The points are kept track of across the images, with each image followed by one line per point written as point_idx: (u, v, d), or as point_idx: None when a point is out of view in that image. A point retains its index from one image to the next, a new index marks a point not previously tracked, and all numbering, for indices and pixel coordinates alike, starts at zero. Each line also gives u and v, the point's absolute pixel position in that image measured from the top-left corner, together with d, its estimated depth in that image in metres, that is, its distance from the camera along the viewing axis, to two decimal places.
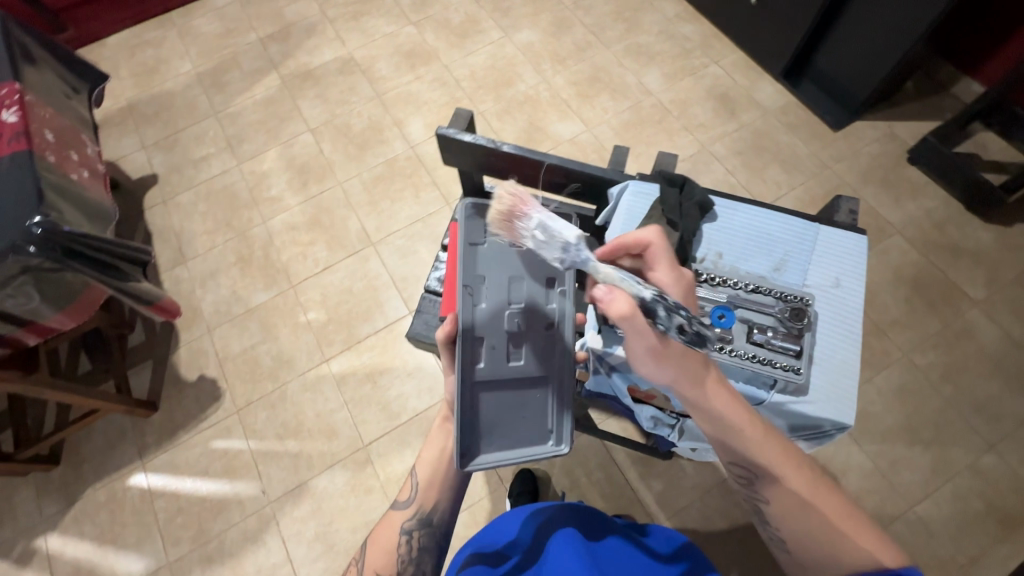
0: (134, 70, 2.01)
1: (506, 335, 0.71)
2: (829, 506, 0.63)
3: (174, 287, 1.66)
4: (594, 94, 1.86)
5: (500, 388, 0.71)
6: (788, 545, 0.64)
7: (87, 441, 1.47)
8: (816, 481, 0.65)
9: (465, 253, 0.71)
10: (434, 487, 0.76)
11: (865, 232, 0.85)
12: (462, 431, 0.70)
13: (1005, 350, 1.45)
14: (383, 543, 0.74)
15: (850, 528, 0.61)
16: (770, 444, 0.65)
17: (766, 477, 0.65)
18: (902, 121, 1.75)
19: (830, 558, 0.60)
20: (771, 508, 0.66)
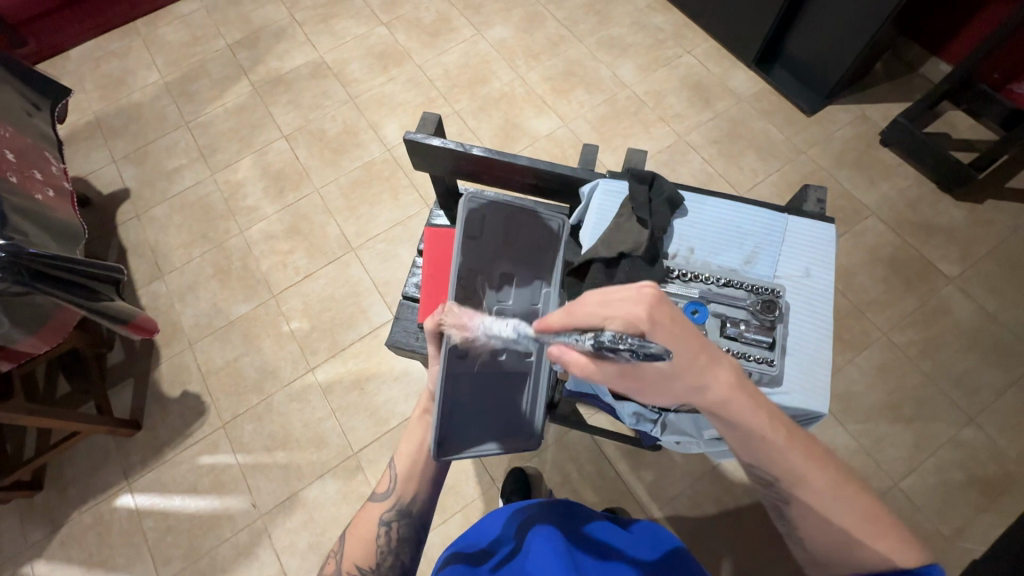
0: (99, 82, 1.96)
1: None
2: (849, 510, 0.58)
3: (152, 303, 1.63)
4: (569, 88, 1.86)
5: (483, 382, 0.73)
6: (806, 543, 0.61)
7: (70, 464, 1.45)
8: (840, 485, 0.60)
9: (463, 245, 0.69)
10: (413, 479, 0.75)
11: (833, 221, 0.86)
12: (445, 423, 0.69)
13: (981, 324, 1.48)
14: (361, 536, 0.72)
15: (870, 532, 0.57)
16: (794, 449, 0.61)
17: (790, 481, 0.61)
18: (873, 103, 1.77)
19: (847, 556, 0.57)
20: (791, 508, 0.62)
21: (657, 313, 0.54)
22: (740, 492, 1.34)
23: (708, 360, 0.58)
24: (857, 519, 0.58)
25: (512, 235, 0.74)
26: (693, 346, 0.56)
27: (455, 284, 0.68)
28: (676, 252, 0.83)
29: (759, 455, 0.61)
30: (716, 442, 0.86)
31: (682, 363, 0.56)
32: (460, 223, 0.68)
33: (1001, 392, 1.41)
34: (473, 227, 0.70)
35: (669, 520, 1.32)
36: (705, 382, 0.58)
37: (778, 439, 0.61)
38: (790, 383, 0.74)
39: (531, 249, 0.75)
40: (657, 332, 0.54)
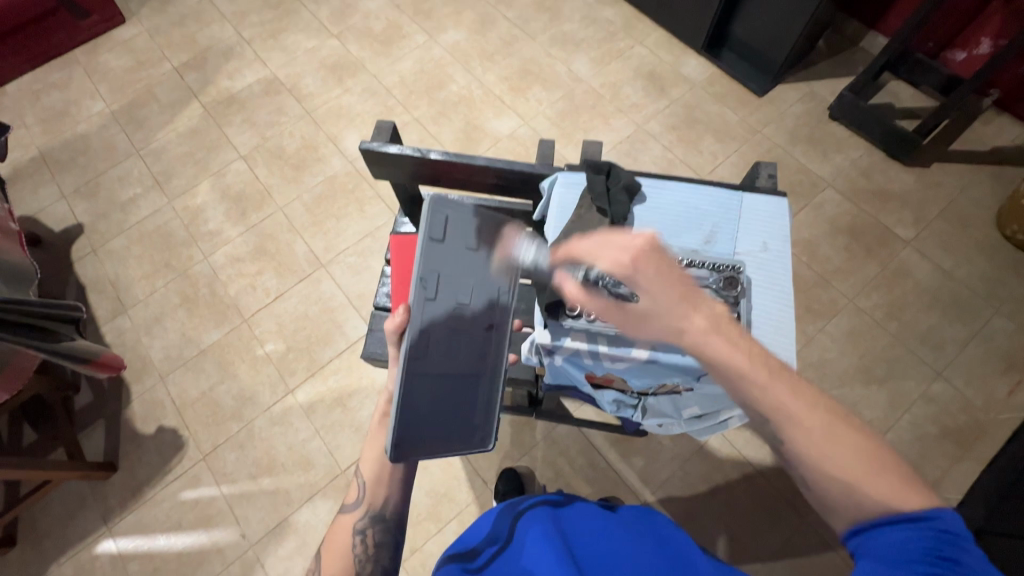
0: (41, 116, 1.89)
1: (452, 332, 0.72)
2: (850, 444, 0.52)
3: (117, 339, 1.58)
4: (527, 87, 1.87)
5: (442, 382, 0.72)
6: (810, 483, 0.54)
7: (43, 515, 1.38)
8: (835, 420, 0.54)
9: (425, 247, 0.68)
10: (381, 483, 0.75)
11: (785, 193, 0.89)
12: (399, 426, 0.68)
13: (939, 282, 1.55)
14: (335, 550, 0.70)
15: (866, 470, 0.51)
16: (777, 384, 0.55)
17: (776, 419, 0.55)
18: (820, 80, 1.83)
19: (850, 498, 0.51)
20: (786, 452, 0.55)
21: (643, 259, 0.60)
22: (728, 468, 1.36)
23: (684, 304, 0.59)
24: (862, 459, 0.51)
25: (482, 241, 0.73)
26: (678, 289, 0.60)
27: (416, 284, 0.67)
28: None
29: (745, 391, 0.57)
30: (695, 420, 0.87)
31: (660, 302, 0.60)
32: (423, 225, 0.67)
33: (964, 345, 1.47)
34: (436, 230, 0.69)
35: (663, 503, 1.33)
36: (681, 324, 0.59)
37: (759, 375, 0.56)
38: None
39: (501, 257, 0.76)
40: (640, 272, 0.60)
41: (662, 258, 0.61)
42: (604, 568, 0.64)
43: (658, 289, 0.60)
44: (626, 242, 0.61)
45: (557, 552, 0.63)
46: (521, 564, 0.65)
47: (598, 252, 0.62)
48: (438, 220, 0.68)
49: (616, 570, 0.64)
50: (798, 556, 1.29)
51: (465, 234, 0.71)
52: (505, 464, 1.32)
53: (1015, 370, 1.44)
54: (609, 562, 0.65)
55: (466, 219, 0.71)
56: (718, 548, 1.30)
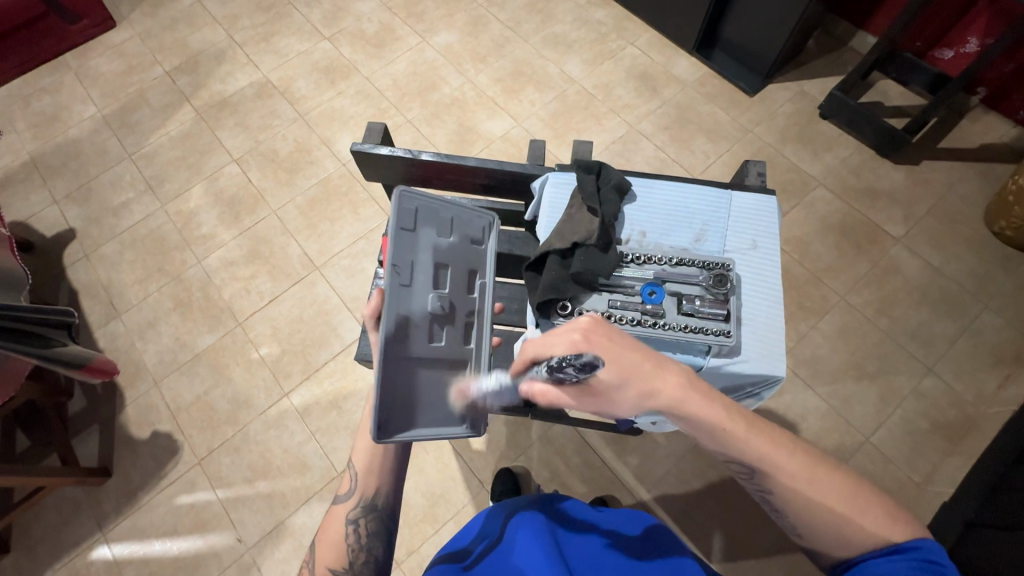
0: (31, 121, 1.88)
1: (429, 318, 0.73)
2: (832, 486, 0.58)
3: (110, 344, 1.57)
4: (520, 88, 1.87)
5: (424, 364, 0.72)
6: (800, 529, 0.60)
7: (37, 522, 1.38)
8: (811, 462, 0.60)
9: (395, 236, 0.69)
10: (373, 473, 0.75)
11: (773, 192, 0.90)
12: (381, 405, 0.67)
13: (929, 278, 1.56)
14: (329, 539, 0.72)
15: (854, 510, 0.57)
16: (756, 437, 0.60)
17: (762, 468, 0.60)
18: (810, 79, 1.85)
19: (841, 540, 0.56)
20: (774, 498, 0.60)
21: (593, 335, 0.60)
22: (723, 465, 1.37)
23: (650, 366, 0.61)
24: (843, 497, 0.58)
25: (450, 230, 0.76)
26: (636, 356, 0.61)
27: (391, 269, 0.67)
28: (629, 237, 0.84)
29: (728, 449, 0.61)
30: None
31: (627, 370, 0.60)
32: (394, 214, 0.68)
33: (953, 340, 1.49)
34: (406, 220, 0.70)
35: (658, 501, 1.34)
36: (653, 386, 0.60)
37: (737, 430, 0.61)
38: (748, 351, 0.77)
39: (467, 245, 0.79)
40: (598, 344, 0.59)
41: (611, 329, 0.62)
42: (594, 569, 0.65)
43: (622, 357, 0.60)
44: (573, 323, 0.61)
45: (546, 553, 0.63)
46: (513, 565, 0.65)
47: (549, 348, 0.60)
48: (407, 209, 0.70)
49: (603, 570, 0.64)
50: (793, 552, 1.29)
51: (433, 223, 0.74)
52: (502, 465, 1.34)
53: (1005, 364, 1.45)
54: (595, 562, 0.66)
55: (434, 209, 0.74)
56: (713, 545, 1.30)
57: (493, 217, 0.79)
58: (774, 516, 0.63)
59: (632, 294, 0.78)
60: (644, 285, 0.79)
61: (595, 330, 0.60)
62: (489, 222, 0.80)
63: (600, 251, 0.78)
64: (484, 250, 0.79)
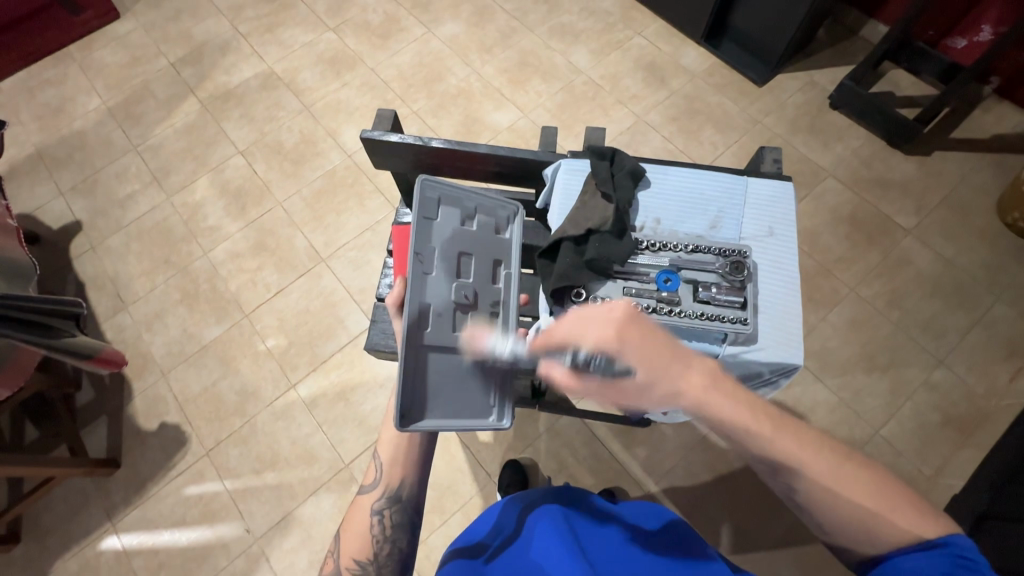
0: (36, 113, 1.87)
1: (453, 306, 0.73)
2: (863, 485, 0.56)
3: (118, 336, 1.57)
4: (526, 79, 1.86)
5: (449, 353, 0.72)
6: (824, 525, 0.58)
7: (47, 512, 1.38)
8: (840, 459, 0.57)
9: (418, 225, 0.70)
10: (398, 464, 0.75)
11: (790, 178, 0.88)
12: (404, 391, 0.66)
13: (941, 270, 1.55)
14: (354, 530, 0.71)
15: (882, 509, 0.55)
16: (783, 436, 0.57)
17: (789, 469, 0.57)
18: (820, 69, 1.83)
19: (870, 538, 0.55)
20: (800, 496, 0.58)
21: (626, 330, 0.57)
22: (732, 457, 1.37)
23: (678, 365, 0.57)
24: (874, 496, 0.56)
25: (472, 221, 0.77)
26: (666, 353, 0.58)
27: (413, 256, 0.68)
28: (644, 224, 0.83)
29: (750, 446, 0.57)
30: None
31: (654, 368, 0.57)
32: (416, 203, 0.70)
33: (966, 333, 1.47)
34: (428, 210, 0.72)
35: (666, 493, 1.34)
36: (676, 386, 0.57)
37: (762, 427, 0.57)
38: (765, 339, 0.76)
39: (494, 235, 0.79)
40: (628, 343, 0.57)
41: (645, 325, 0.58)
42: (615, 563, 0.64)
43: (648, 359, 0.57)
44: (606, 315, 0.58)
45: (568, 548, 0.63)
46: (532, 561, 0.64)
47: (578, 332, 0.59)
48: (429, 199, 0.72)
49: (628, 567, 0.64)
50: (802, 545, 1.29)
51: (456, 214, 0.75)
52: (509, 457, 1.34)
53: (1017, 357, 1.44)
54: (620, 557, 0.65)
55: (456, 200, 0.75)
56: (722, 537, 1.30)
57: (517, 206, 0.80)
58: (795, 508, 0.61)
59: (646, 282, 0.77)
60: (659, 272, 0.78)
61: (627, 325, 0.57)
62: (514, 211, 0.81)
63: (615, 238, 0.78)
64: (508, 240, 0.80)
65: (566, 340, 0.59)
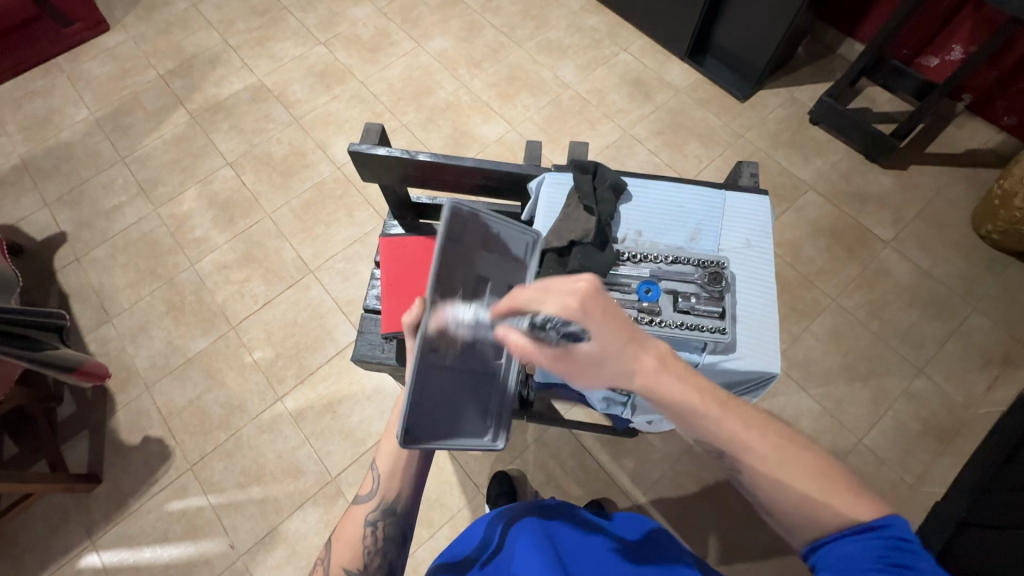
0: (23, 124, 1.86)
1: (464, 332, 0.70)
2: (802, 468, 0.58)
3: (101, 348, 1.55)
4: (514, 93, 1.89)
5: (454, 375, 0.71)
6: (771, 510, 0.59)
7: (25, 529, 1.35)
8: (785, 442, 0.59)
9: (443, 247, 0.63)
10: (396, 477, 0.75)
11: (766, 191, 0.91)
12: (411, 413, 0.64)
13: (918, 281, 1.58)
14: (346, 539, 0.71)
15: (825, 489, 0.56)
16: (730, 418, 0.60)
17: (736, 446, 0.60)
18: (800, 85, 1.88)
19: (809, 519, 0.56)
20: (745, 479, 0.60)
21: (590, 305, 0.55)
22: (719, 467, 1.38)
23: (631, 347, 0.59)
24: (814, 480, 0.57)
25: (493, 245, 0.72)
26: (620, 329, 0.58)
27: (436, 281, 0.62)
28: (625, 236, 0.85)
29: (697, 426, 0.61)
30: None
31: (608, 350, 0.59)
32: (445, 224, 0.61)
33: (943, 342, 1.51)
34: (454, 234, 0.65)
35: (653, 503, 1.34)
36: (629, 367, 0.59)
37: (711, 409, 0.60)
38: (743, 347, 0.78)
39: (509, 263, 0.75)
40: (589, 318, 0.55)
41: (606, 301, 0.57)
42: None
43: (606, 333, 0.57)
44: (569, 286, 0.56)
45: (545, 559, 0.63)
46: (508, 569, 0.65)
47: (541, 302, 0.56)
48: (457, 223, 0.65)
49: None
50: (788, 554, 1.30)
51: (480, 239, 0.69)
52: (497, 467, 1.34)
53: (993, 365, 1.47)
54: (599, 565, 0.66)
55: (484, 221, 0.68)
56: (709, 548, 1.30)
57: (538, 235, 0.74)
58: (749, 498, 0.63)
59: (627, 291, 0.78)
60: (640, 282, 0.79)
61: (594, 302, 0.56)
62: (534, 239, 0.75)
63: (596, 249, 0.79)
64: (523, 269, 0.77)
65: (528, 306, 0.57)
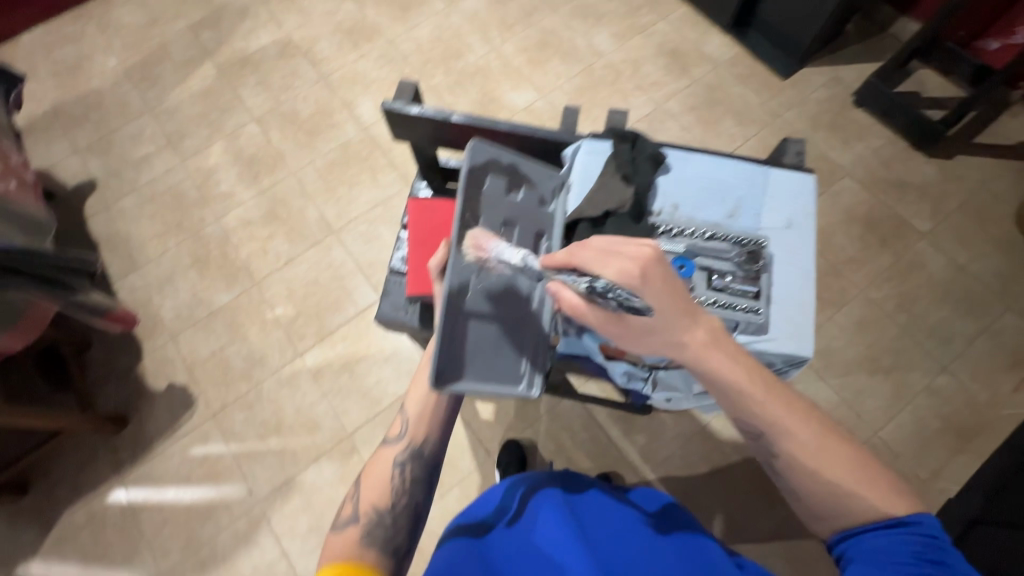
0: (54, 70, 1.87)
1: (494, 275, 0.74)
2: (841, 461, 0.59)
3: (129, 296, 1.59)
4: (545, 60, 1.83)
5: (483, 320, 0.74)
6: (801, 495, 0.61)
7: (57, 463, 1.42)
8: (826, 434, 0.61)
9: (466, 190, 0.72)
10: (424, 420, 0.77)
11: (812, 171, 0.87)
12: (442, 347, 0.70)
13: (953, 275, 1.53)
14: (376, 477, 0.73)
15: (862, 483, 0.58)
16: (775, 401, 0.61)
17: (775, 433, 0.61)
18: (847, 64, 1.79)
19: (840, 510, 0.58)
20: (780, 463, 0.62)
21: (651, 272, 0.53)
22: (730, 450, 1.38)
23: (686, 319, 0.58)
24: (850, 472, 0.58)
25: (518, 191, 0.78)
26: (679, 303, 0.57)
27: (459, 222, 0.70)
28: (661, 209, 0.83)
29: (741, 407, 0.62)
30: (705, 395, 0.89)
31: (666, 317, 0.57)
32: (466, 167, 0.72)
33: (973, 339, 1.47)
34: (477, 177, 0.74)
35: (662, 480, 1.36)
36: (681, 337, 0.59)
37: (757, 390, 0.61)
38: (775, 330, 0.76)
39: (538, 206, 0.79)
40: (648, 286, 0.54)
41: (668, 271, 0.54)
42: (611, 552, 0.64)
43: (666, 304, 0.55)
44: (631, 249, 0.54)
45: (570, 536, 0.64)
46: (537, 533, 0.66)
47: (600, 264, 0.55)
48: (478, 168, 0.74)
49: (625, 554, 0.64)
50: (793, 538, 1.31)
51: (502, 184, 0.76)
52: (508, 435, 1.38)
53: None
54: (623, 538, 0.67)
55: (505, 169, 0.76)
56: (714, 526, 1.32)
57: (562, 178, 0.82)
58: (775, 480, 0.65)
59: None
60: (674, 258, 0.76)
61: (654, 272, 0.54)
62: (560, 181, 0.82)
63: (633, 221, 0.80)
64: (550, 213, 0.80)
65: (586, 267, 0.56)
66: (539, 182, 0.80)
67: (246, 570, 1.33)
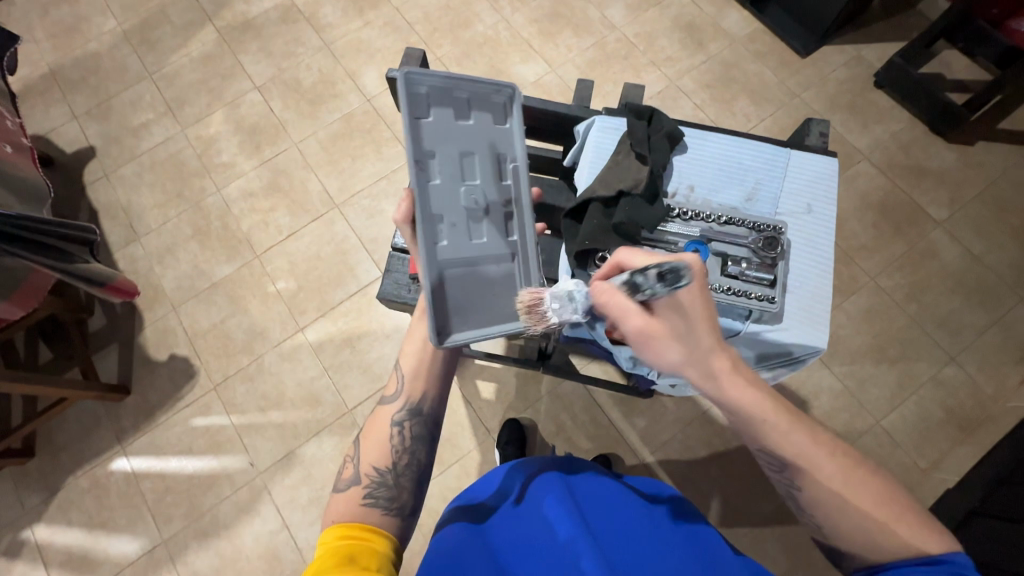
0: (50, 31, 1.82)
1: (464, 214, 0.72)
2: (866, 490, 0.59)
3: (130, 266, 1.58)
4: (556, 31, 1.77)
5: (467, 266, 0.71)
6: (825, 531, 0.61)
7: (60, 430, 1.43)
8: (851, 466, 0.61)
9: (409, 126, 0.68)
10: (420, 377, 0.75)
11: (835, 154, 0.84)
12: (433, 307, 0.68)
13: (966, 266, 1.50)
14: (375, 438, 0.72)
15: (892, 519, 0.57)
16: (800, 433, 0.61)
17: (799, 467, 0.61)
18: (869, 43, 1.72)
19: (871, 544, 0.57)
20: (803, 495, 0.61)
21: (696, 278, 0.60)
22: (731, 435, 1.38)
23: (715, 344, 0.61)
24: (878, 504, 0.58)
25: (468, 113, 0.72)
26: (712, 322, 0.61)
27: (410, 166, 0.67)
28: (676, 190, 0.81)
29: (764, 440, 0.62)
30: None
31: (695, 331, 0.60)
32: (404, 102, 0.67)
33: (982, 332, 1.45)
34: (418, 110, 0.69)
35: (662, 464, 1.36)
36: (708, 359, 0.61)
37: (782, 423, 0.62)
38: (789, 319, 0.75)
39: (493, 126, 0.74)
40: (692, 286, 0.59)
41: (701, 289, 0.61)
42: (623, 546, 0.63)
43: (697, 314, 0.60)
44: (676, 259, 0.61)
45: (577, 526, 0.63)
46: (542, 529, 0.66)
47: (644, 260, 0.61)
48: (416, 99, 0.69)
49: (632, 541, 0.64)
50: (788, 523, 1.32)
51: (448, 110, 0.71)
52: (509, 415, 1.36)
53: None
54: (628, 527, 0.66)
55: (445, 92, 0.70)
56: (711, 510, 1.33)
57: (513, 87, 0.73)
58: (795, 511, 0.65)
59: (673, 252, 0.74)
60: (687, 242, 0.75)
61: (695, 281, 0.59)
62: (511, 93, 0.73)
63: (645, 202, 0.75)
64: (508, 130, 0.74)
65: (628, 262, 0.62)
66: (487, 99, 0.73)
67: (248, 539, 1.35)
